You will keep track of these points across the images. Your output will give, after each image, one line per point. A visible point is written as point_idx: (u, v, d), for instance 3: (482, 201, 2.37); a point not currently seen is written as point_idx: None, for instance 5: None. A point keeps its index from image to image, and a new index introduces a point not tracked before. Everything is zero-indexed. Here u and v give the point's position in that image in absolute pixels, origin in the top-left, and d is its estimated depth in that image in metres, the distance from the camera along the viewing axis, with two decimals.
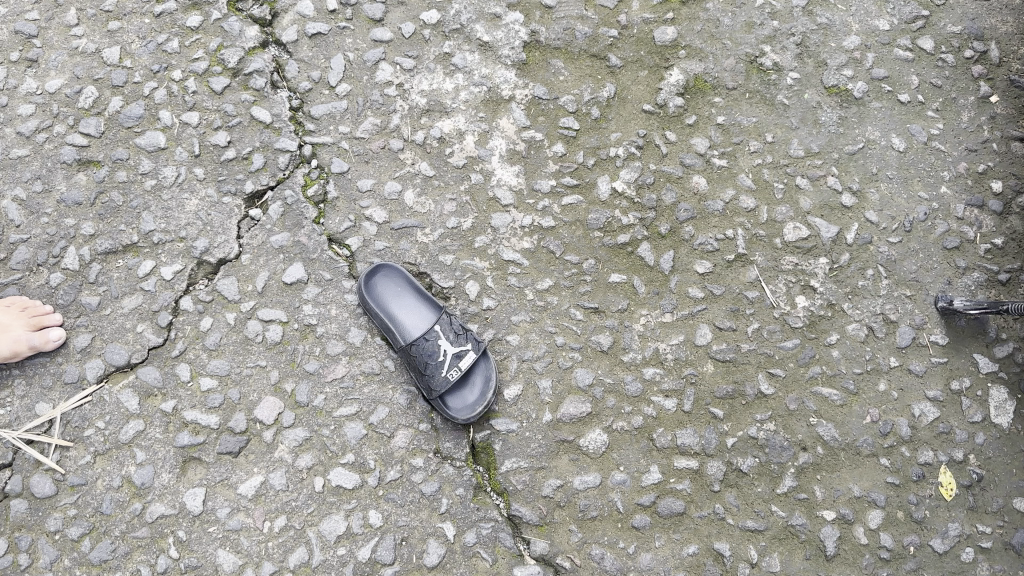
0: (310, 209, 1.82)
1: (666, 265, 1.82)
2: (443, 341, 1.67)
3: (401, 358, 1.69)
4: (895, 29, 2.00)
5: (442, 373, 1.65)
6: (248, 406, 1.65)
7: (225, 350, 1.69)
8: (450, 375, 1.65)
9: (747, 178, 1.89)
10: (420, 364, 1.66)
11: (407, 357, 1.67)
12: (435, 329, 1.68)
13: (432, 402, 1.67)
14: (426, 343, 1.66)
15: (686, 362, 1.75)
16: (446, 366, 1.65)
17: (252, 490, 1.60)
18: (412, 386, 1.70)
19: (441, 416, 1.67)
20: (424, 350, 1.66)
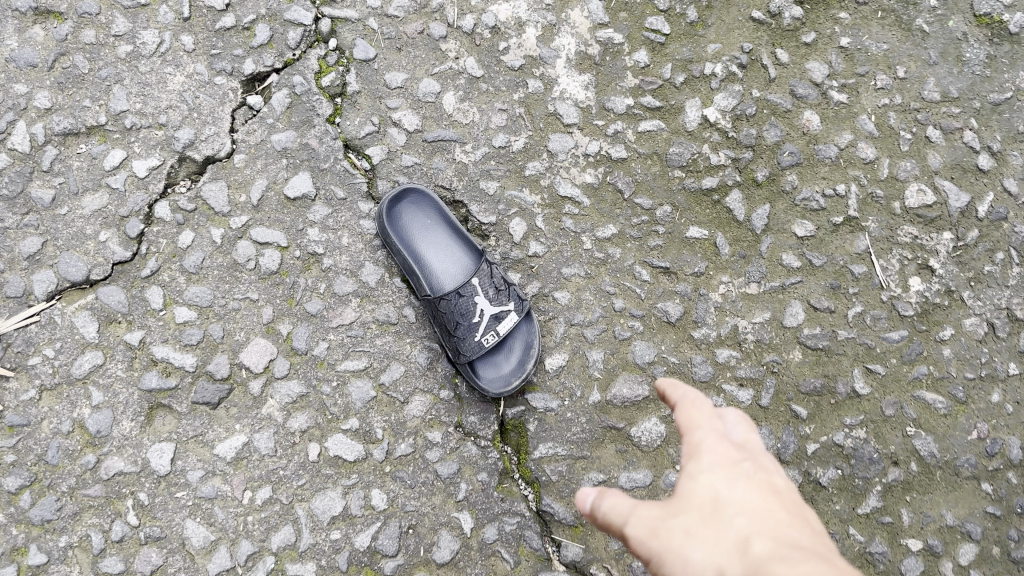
0: (324, 103, 1.45)
1: (759, 223, 1.48)
2: (480, 299, 1.36)
3: (425, 310, 1.38)
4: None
5: (476, 338, 1.35)
6: (232, 348, 1.34)
7: (207, 276, 1.37)
8: (486, 341, 1.35)
9: (869, 121, 1.53)
10: (449, 321, 1.34)
11: (433, 312, 1.35)
12: (471, 283, 1.37)
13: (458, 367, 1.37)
14: (459, 297, 1.35)
15: (768, 346, 1.43)
16: (482, 329, 1.35)
17: (232, 452, 1.31)
18: (436, 344, 1.39)
19: (468, 387, 1.37)
20: (456, 307, 1.35)
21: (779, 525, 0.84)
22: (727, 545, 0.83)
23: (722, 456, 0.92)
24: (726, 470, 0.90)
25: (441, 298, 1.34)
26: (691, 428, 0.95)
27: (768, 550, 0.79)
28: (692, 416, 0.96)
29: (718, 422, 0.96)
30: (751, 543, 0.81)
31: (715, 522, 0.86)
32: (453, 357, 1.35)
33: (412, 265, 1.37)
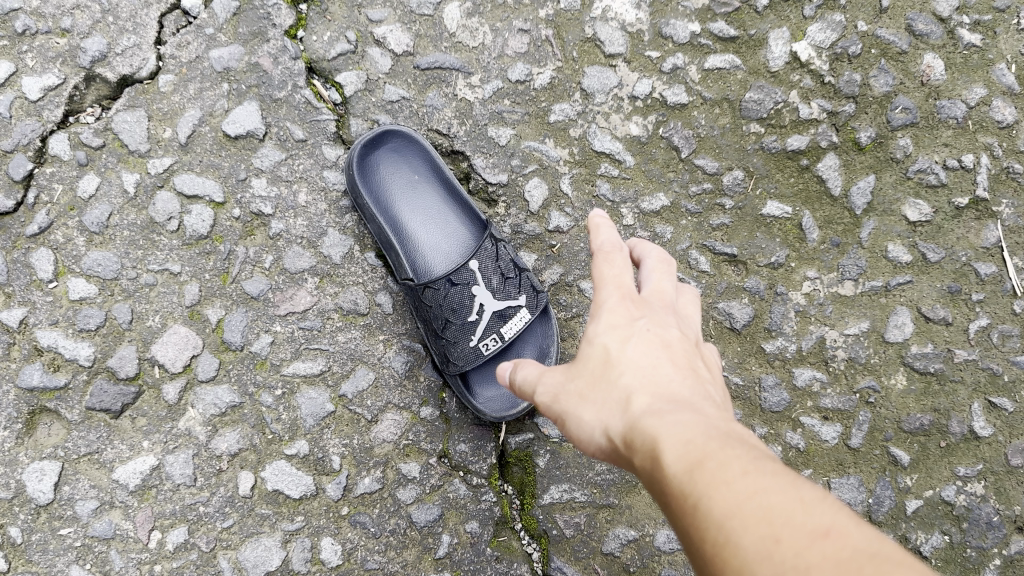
0: (283, 11, 1.07)
1: (860, 200, 1.10)
2: (479, 288, 1.01)
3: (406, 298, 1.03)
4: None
5: (472, 343, 1.00)
6: (142, 337, 1.00)
7: (115, 238, 1.01)
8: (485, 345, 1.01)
9: (1009, 72, 1.11)
10: (438, 318, 1.00)
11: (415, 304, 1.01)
12: (468, 266, 1.01)
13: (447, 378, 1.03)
14: (452, 286, 1.00)
15: (864, 367, 1.08)
16: (480, 331, 1.01)
17: (136, 479, 0.97)
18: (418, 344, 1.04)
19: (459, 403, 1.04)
20: (447, 300, 1.00)
21: (670, 382, 0.68)
22: (615, 405, 0.68)
23: (621, 308, 0.75)
24: (624, 325, 0.73)
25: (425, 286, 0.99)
26: (596, 280, 0.77)
27: (651, 409, 0.64)
28: (600, 268, 0.77)
29: (627, 269, 0.77)
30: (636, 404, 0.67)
31: (607, 383, 0.70)
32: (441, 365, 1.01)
33: (391, 237, 1.02)
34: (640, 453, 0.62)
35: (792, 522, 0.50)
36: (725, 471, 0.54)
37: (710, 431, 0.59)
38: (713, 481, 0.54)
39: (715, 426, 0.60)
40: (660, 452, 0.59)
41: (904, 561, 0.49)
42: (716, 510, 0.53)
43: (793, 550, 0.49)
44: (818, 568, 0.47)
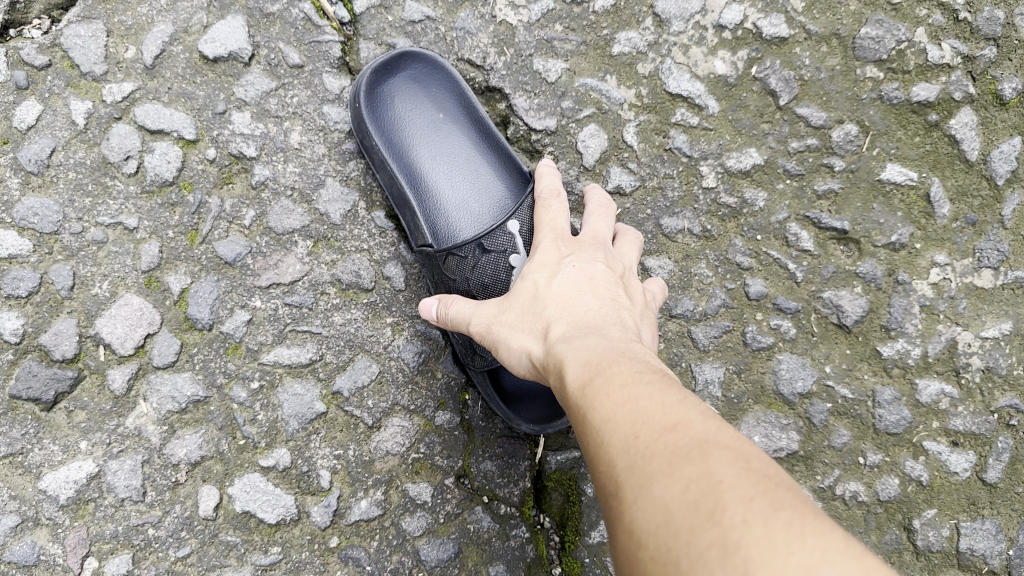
0: None
1: (1003, 168, 0.85)
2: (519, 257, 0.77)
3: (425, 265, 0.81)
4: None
5: None
6: (85, 310, 0.78)
7: (57, 182, 0.79)
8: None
9: None
10: (464, 298, 0.78)
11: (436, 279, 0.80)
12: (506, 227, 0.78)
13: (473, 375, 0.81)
14: (483, 256, 0.78)
15: (1005, 382, 0.82)
16: None
17: (69, 491, 0.75)
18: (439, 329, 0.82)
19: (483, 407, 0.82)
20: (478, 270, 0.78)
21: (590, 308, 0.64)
22: (533, 334, 0.65)
23: (553, 245, 0.73)
24: (553, 262, 0.71)
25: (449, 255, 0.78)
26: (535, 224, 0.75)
27: (565, 334, 0.61)
28: (538, 213, 0.77)
29: (565, 214, 0.76)
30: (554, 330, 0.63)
31: (529, 315, 0.67)
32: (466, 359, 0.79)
33: (406, 189, 0.80)
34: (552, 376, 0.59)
35: (650, 420, 0.46)
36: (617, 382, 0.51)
37: (611, 352, 0.56)
38: (599, 392, 0.51)
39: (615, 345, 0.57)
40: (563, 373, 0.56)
41: (749, 449, 0.44)
42: (595, 416, 0.49)
43: (645, 442, 0.45)
44: (656, 458, 0.44)
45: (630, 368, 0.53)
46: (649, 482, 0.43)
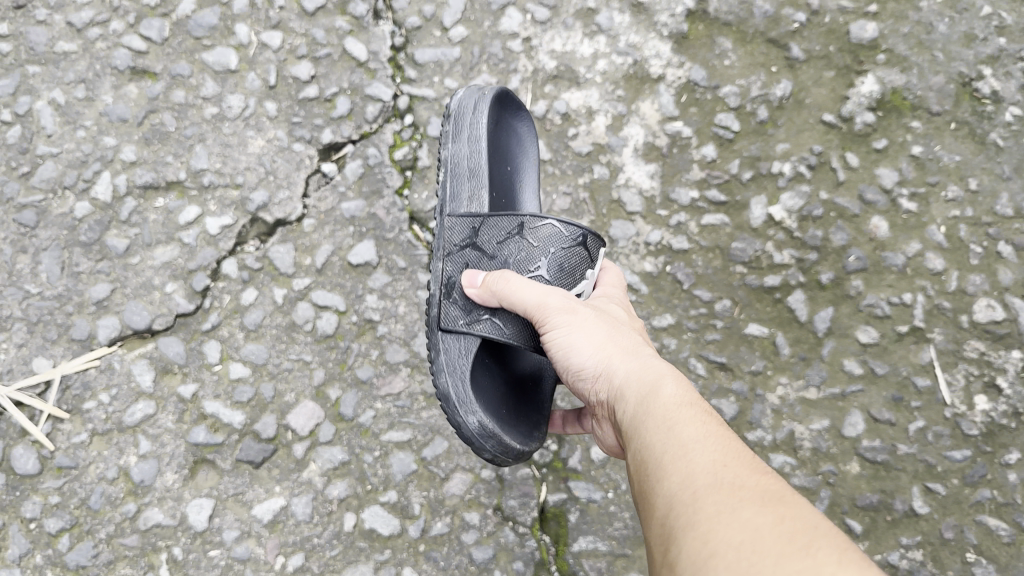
0: (395, 176, 1.48)
1: (821, 325, 1.47)
2: (590, 274, 1.26)
3: (465, 225, 1.29)
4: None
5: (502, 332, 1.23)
6: (280, 409, 1.35)
7: (265, 335, 1.38)
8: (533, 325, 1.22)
9: (939, 232, 1.55)
10: (531, 260, 1.24)
11: (478, 228, 1.27)
12: (556, 252, 1.23)
13: (465, 348, 1.24)
14: (572, 246, 1.24)
15: (825, 455, 1.42)
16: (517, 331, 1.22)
17: (270, 514, 1.30)
18: (438, 279, 1.28)
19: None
20: (527, 253, 1.24)
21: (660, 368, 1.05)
22: (628, 357, 1.04)
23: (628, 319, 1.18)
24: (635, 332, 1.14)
25: (544, 223, 1.24)
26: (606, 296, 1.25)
27: (657, 365, 1.01)
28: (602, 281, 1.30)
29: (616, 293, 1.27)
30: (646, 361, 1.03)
31: (628, 345, 1.06)
32: (460, 322, 1.25)
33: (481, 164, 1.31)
34: (652, 387, 0.97)
35: (741, 461, 0.83)
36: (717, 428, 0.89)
37: (700, 402, 0.94)
38: (701, 423, 0.89)
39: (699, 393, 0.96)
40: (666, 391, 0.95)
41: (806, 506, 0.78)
42: (700, 434, 0.87)
43: (737, 469, 0.82)
44: (751, 482, 0.79)
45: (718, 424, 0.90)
46: (745, 491, 0.78)
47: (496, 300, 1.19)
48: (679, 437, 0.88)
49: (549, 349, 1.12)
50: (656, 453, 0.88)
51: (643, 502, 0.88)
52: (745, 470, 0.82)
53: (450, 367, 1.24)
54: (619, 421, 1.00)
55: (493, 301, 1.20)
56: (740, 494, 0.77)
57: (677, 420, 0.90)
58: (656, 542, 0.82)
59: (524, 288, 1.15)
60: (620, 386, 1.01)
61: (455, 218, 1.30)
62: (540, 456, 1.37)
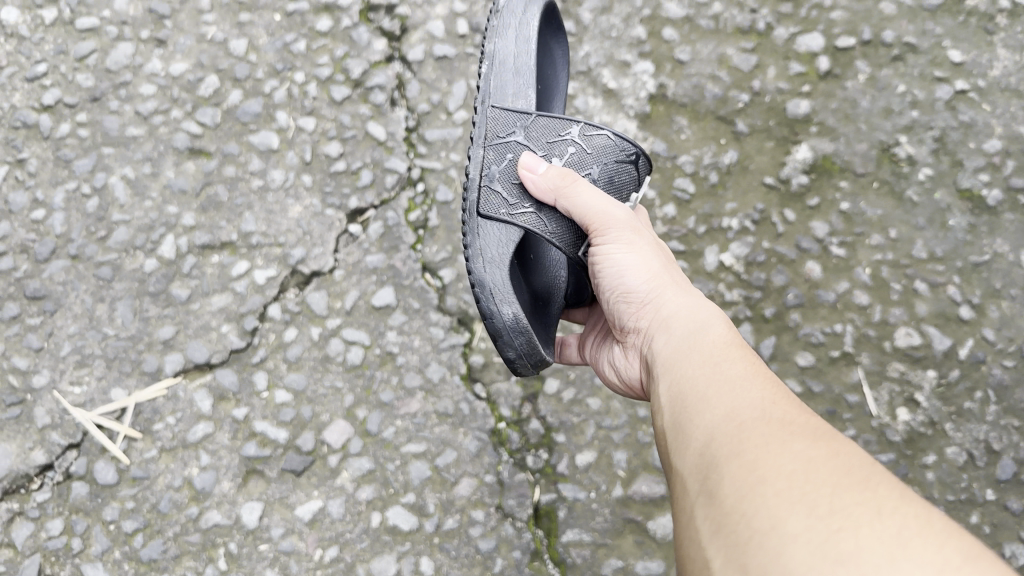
0: (409, 234, 1.79)
1: (767, 350, 1.82)
2: (632, 198, 1.49)
3: (512, 113, 1.48)
4: (1014, 107, 2.02)
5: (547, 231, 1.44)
6: (317, 427, 1.63)
7: (304, 366, 1.67)
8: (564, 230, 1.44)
9: (864, 273, 1.87)
10: (582, 167, 1.46)
11: (519, 126, 1.47)
12: (606, 166, 1.46)
13: (507, 245, 1.46)
14: (620, 164, 1.47)
15: None
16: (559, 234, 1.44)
17: (310, 514, 1.58)
18: (478, 167, 1.47)
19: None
20: (578, 157, 1.46)
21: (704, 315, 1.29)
22: (681, 299, 1.28)
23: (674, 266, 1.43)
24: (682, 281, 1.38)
25: (600, 134, 1.46)
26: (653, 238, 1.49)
27: (705, 309, 1.25)
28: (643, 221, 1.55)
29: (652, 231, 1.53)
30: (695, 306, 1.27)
31: (680, 288, 1.31)
32: (500, 211, 1.46)
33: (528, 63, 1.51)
34: (703, 328, 1.21)
35: (785, 400, 1.05)
36: (762, 369, 1.11)
37: (745, 349, 1.16)
38: (750, 365, 1.11)
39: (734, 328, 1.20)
40: (718, 333, 1.19)
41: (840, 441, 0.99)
42: (749, 371, 1.09)
43: (782, 405, 1.03)
44: (795, 417, 1.01)
45: (762, 368, 1.12)
46: (791, 422, 0.99)
47: (551, 198, 1.42)
48: (726, 375, 1.09)
49: (602, 260, 1.36)
50: (708, 383, 1.10)
51: (684, 427, 1.09)
52: (790, 406, 1.03)
53: (491, 261, 1.46)
54: (670, 339, 1.24)
55: (549, 197, 1.42)
56: (790, 429, 0.98)
57: (722, 359, 1.13)
58: (705, 444, 1.03)
59: (587, 201, 1.37)
60: (670, 316, 1.26)
61: (501, 109, 1.48)
62: (533, 462, 1.65)
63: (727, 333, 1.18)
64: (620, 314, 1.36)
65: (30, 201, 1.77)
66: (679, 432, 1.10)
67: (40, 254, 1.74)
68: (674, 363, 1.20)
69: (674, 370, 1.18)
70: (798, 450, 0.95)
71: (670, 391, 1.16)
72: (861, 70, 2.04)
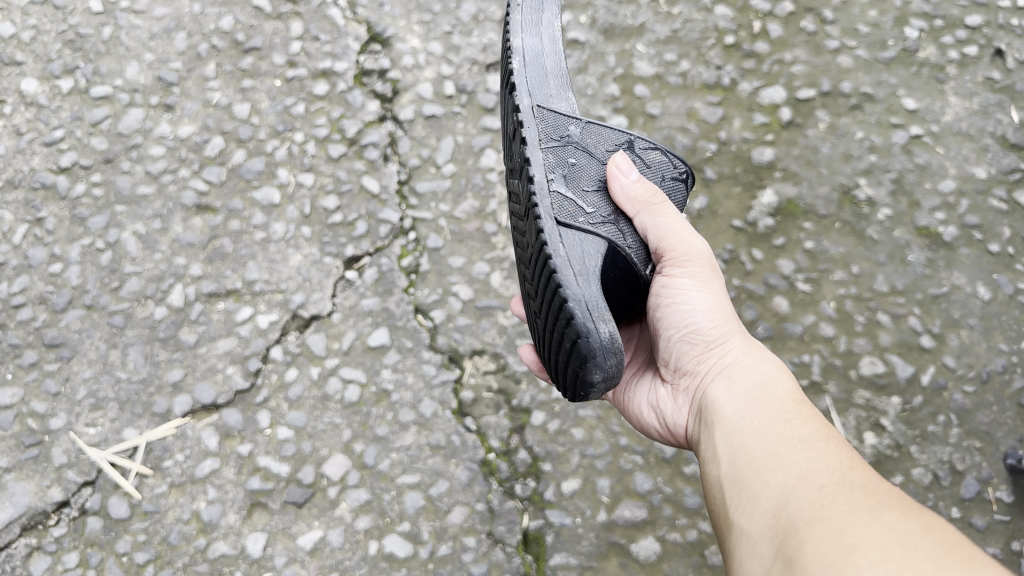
0: (402, 278, 1.91)
1: None
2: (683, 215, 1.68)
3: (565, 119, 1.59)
4: (966, 150, 2.17)
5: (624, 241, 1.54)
6: (317, 461, 1.73)
7: (304, 404, 1.78)
8: (634, 232, 1.56)
9: (830, 306, 2.00)
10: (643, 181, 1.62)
11: (576, 132, 1.58)
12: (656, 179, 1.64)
13: (588, 258, 1.45)
14: (671, 180, 1.65)
15: None
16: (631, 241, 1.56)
17: (311, 543, 1.68)
18: (542, 170, 1.51)
19: (544, 272, 1.42)
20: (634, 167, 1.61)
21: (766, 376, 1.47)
22: (750, 356, 1.47)
23: None
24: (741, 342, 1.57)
25: (654, 152, 1.64)
26: None
27: (770, 367, 1.44)
28: None
29: None
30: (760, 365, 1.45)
31: (747, 344, 1.50)
32: (579, 219, 1.50)
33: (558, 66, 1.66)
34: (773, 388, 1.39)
35: (855, 465, 1.20)
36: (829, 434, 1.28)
37: (811, 412, 1.33)
38: (820, 432, 1.28)
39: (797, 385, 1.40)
40: (787, 394, 1.37)
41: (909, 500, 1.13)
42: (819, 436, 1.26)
43: (854, 469, 1.18)
44: (867, 480, 1.15)
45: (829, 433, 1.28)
46: (865, 485, 1.14)
47: (636, 209, 1.55)
48: (801, 436, 1.27)
49: (677, 292, 1.53)
50: (786, 445, 1.26)
51: (760, 478, 1.23)
52: (860, 470, 1.18)
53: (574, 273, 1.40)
54: (741, 385, 1.42)
55: (635, 206, 1.55)
56: (867, 492, 1.12)
57: (794, 419, 1.31)
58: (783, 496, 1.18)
59: (672, 226, 1.54)
60: (738, 369, 1.45)
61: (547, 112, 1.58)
62: (522, 490, 1.75)
63: (795, 391, 1.38)
64: (682, 354, 1.54)
65: (47, 255, 1.90)
66: (750, 479, 1.24)
67: (57, 305, 1.86)
68: (745, 410, 1.37)
69: (745, 418, 1.35)
70: (880, 515, 1.06)
71: (741, 436, 1.33)
72: (821, 119, 2.19)
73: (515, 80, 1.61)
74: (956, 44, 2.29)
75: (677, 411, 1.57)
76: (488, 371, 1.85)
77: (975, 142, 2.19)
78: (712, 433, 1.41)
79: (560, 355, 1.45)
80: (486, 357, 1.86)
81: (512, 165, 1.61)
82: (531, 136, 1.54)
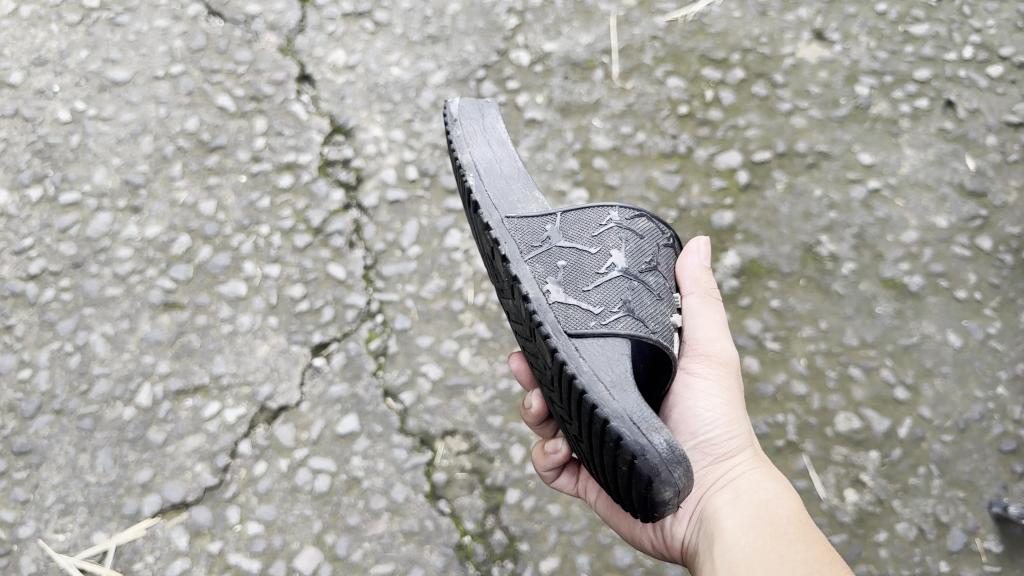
0: (370, 361, 1.92)
1: None
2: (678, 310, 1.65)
3: (538, 224, 1.46)
4: (925, 201, 2.20)
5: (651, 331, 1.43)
6: (288, 555, 1.72)
7: (274, 497, 1.76)
8: (646, 320, 1.43)
9: (801, 364, 1.99)
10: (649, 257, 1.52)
11: (555, 231, 1.46)
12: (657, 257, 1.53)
13: (618, 366, 1.34)
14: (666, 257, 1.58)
15: None
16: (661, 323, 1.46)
17: None
18: (529, 284, 1.39)
19: (575, 399, 1.33)
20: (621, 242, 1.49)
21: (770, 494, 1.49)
22: (758, 472, 1.49)
23: None
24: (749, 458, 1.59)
25: (641, 219, 1.53)
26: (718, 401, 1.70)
27: (777, 486, 1.46)
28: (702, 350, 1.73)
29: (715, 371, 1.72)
30: (765, 482, 1.47)
31: (757, 459, 1.52)
32: (591, 324, 1.38)
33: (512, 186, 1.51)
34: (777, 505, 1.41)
35: None
36: (830, 557, 1.31)
37: (812, 534, 1.36)
38: (821, 553, 1.31)
39: (800, 505, 1.42)
40: (792, 513, 1.39)
41: None
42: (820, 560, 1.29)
43: None
44: None
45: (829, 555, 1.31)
46: None
47: (692, 289, 1.59)
48: (805, 559, 1.28)
49: (701, 390, 1.53)
50: (788, 566, 1.27)
51: None
52: None
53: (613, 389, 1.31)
54: (751, 501, 1.43)
55: (693, 287, 1.59)
56: None
57: (797, 541, 1.32)
58: None
59: (709, 324, 1.58)
60: (747, 486, 1.46)
61: (517, 222, 1.46)
62: (499, 573, 1.73)
63: (799, 512, 1.40)
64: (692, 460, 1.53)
65: (16, 362, 1.91)
66: None
67: (26, 411, 1.86)
68: (749, 525, 1.38)
69: (751, 533, 1.37)
70: None
71: (751, 554, 1.32)
72: (779, 179, 2.23)
73: (476, 197, 1.48)
74: (907, 98, 2.34)
75: (675, 521, 1.53)
76: (461, 451, 1.83)
77: (933, 192, 2.22)
78: (716, 549, 1.39)
79: (613, 475, 1.37)
80: (458, 437, 1.85)
81: (501, 284, 1.50)
82: (512, 251, 1.42)
